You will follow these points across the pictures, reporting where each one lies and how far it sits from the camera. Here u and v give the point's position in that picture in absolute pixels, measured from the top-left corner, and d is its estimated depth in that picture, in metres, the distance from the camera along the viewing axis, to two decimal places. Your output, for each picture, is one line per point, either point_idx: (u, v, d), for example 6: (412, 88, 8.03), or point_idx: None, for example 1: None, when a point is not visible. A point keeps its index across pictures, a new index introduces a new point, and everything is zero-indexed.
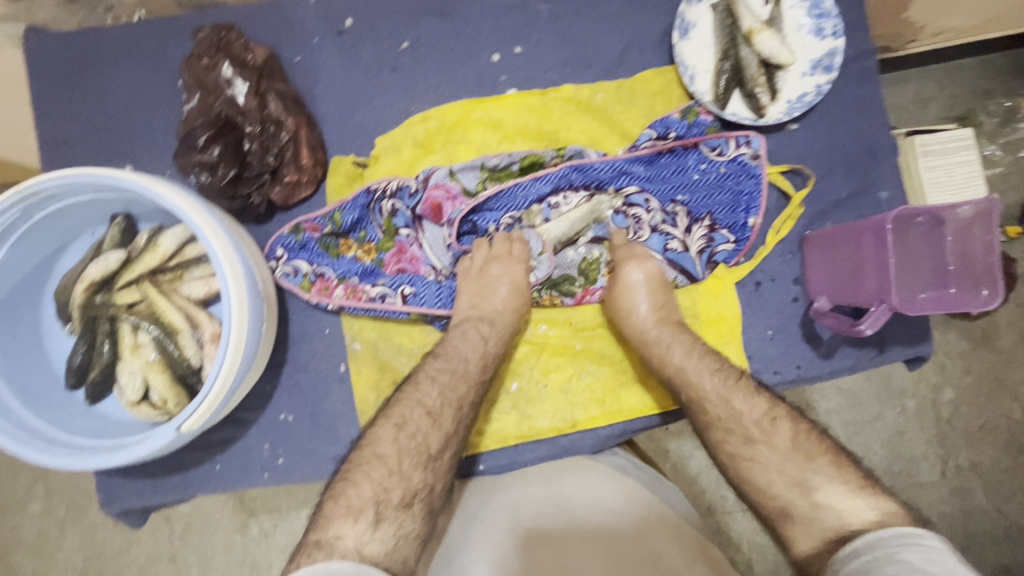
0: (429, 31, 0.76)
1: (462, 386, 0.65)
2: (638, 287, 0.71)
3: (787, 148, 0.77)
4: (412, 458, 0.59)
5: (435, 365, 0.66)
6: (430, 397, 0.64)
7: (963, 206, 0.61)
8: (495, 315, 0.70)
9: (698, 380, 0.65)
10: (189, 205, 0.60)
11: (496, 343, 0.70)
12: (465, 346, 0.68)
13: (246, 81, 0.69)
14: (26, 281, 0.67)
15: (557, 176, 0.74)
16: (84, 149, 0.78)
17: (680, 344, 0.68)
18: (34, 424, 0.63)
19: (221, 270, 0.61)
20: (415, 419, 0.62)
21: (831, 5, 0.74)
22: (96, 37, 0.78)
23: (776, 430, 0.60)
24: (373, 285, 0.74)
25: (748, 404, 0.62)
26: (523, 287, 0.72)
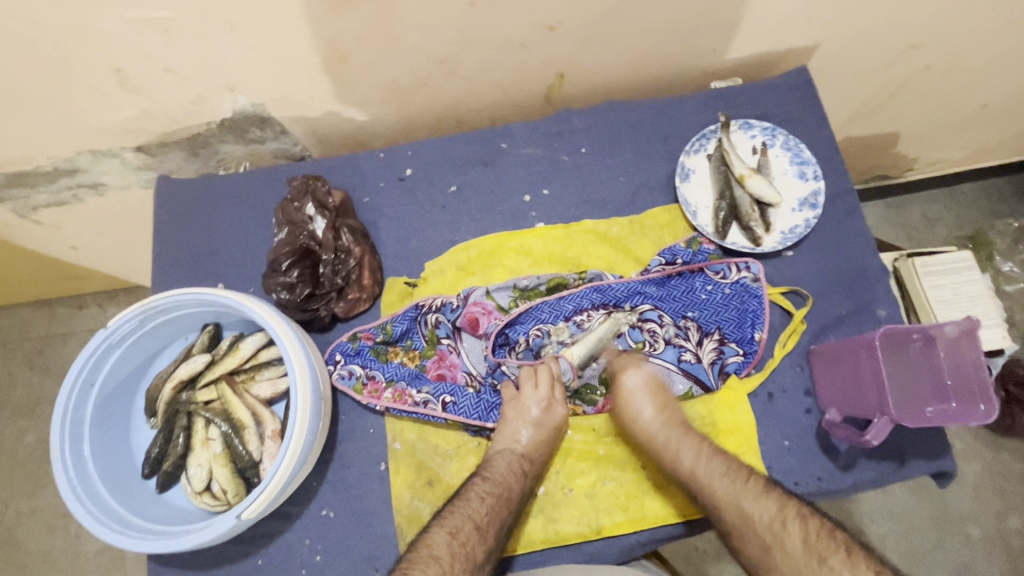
0: (473, 177, 0.93)
1: (505, 506, 0.74)
2: (637, 391, 0.80)
3: (786, 271, 0.87)
4: (461, 564, 0.68)
5: (482, 486, 0.74)
6: (479, 513, 0.72)
7: (948, 326, 0.67)
8: (533, 440, 0.78)
9: (716, 498, 0.72)
10: (279, 323, 0.73)
11: (535, 467, 0.78)
12: (508, 470, 0.76)
13: (325, 218, 0.86)
14: (127, 379, 0.79)
15: (580, 297, 0.85)
16: (189, 269, 0.95)
17: (690, 447, 0.76)
18: (114, 508, 0.71)
19: (293, 373, 0.72)
20: (464, 531, 0.70)
21: (810, 155, 0.88)
22: (210, 183, 0.98)
23: (788, 531, 0.68)
24: (418, 389, 0.83)
25: (758, 507, 0.70)
26: (562, 418, 0.81)
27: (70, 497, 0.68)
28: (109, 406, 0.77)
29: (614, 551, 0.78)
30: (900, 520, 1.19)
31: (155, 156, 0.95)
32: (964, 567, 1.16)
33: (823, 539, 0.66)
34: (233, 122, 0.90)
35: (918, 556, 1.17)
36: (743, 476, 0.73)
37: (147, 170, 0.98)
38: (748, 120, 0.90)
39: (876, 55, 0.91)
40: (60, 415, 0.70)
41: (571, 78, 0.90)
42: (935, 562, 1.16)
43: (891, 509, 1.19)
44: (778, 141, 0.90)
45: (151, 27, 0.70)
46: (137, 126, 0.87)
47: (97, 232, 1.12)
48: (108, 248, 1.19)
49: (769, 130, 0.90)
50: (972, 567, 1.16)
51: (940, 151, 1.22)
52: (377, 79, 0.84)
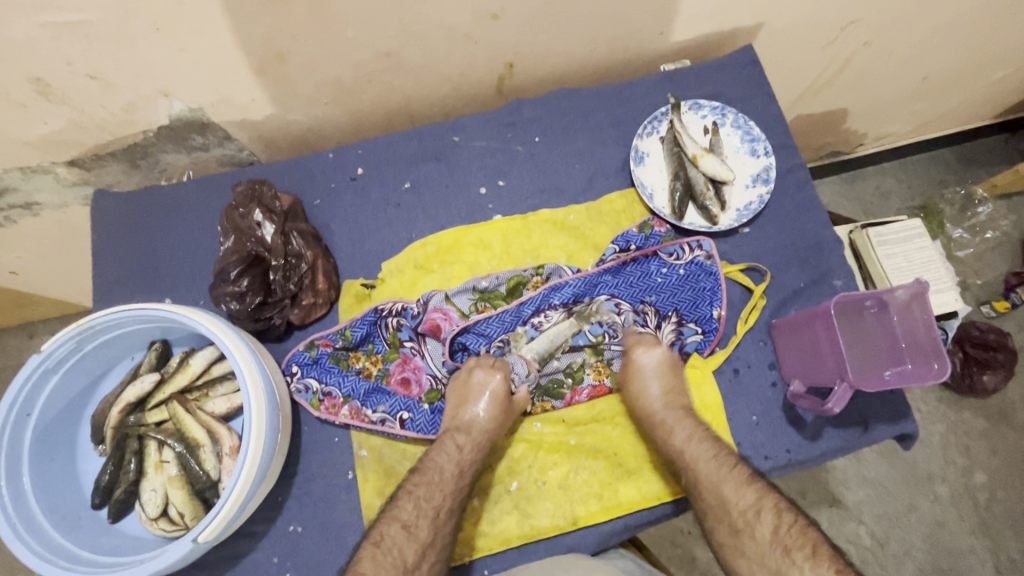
0: (427, 172, 0.91)
1: (438, 496, 0.72)
2: (649, 370, 0.79)
3: (743, 249, 0.88)
4: (388, 571, 0.65)
5: (413, 479, 0.73)
6: (406, 511, 0.70)
7: (899, 290, 0.69)
8: (472, 425, 0.76)
9: (699, 459, 0.72)
10: (215, 325, 0.69)
11: (473, 452, 0.76)
12: (441, 458, 0.74)
13: (273, 223, 0.83)
14: (70, 405, 0.75)
15: (538, 299, 0.83)
16: (134, 286, 0.91)
17: (684, 427, 0.75)
18: (59, 544, 0.67)
19: (245, 387, 0.68)
20: (392, 535, 0.68)
21: (760, 131, 0.89)
22: (151, 195, 0.94)
23: (760, 520, 0.66)
24: (374, 408, 0.80)
25: (738, 492, 0.68)
26: (502, 397, 0.78)
27: (9, 535, 0.64)
28: (51, 436, 0.73)
29: (591, 542, 0.77)
30: (874, 486, 1.22)
31: (90, 169, 0.90)
32: (938, 527, 1.19)
33: (794, 534, 0.64)
34: (171, 129, 0.86)
35: (894, 520, 1.19)
36: (729, 461, 0.71)
37: (83, 185, 0.93)
38: (697, 100, 0.91)
39: (819, 32, 0.93)
40: None
41: (520, 67, 0.89)
42: (911, 524, 1.19)
43: (865, 476, 1.22)
44: (727, 120, 0.90)
45: (69, 33, 0.66)
46: (66, 139, 0.82)
47: (36, 254, 1.06)
48: (51, 271, 1.13)
49: (719, 109, 0.90)
50: (946, 526, 1.19)
51: (887, 124, 1.26)
52: (320, 77, 0.81)
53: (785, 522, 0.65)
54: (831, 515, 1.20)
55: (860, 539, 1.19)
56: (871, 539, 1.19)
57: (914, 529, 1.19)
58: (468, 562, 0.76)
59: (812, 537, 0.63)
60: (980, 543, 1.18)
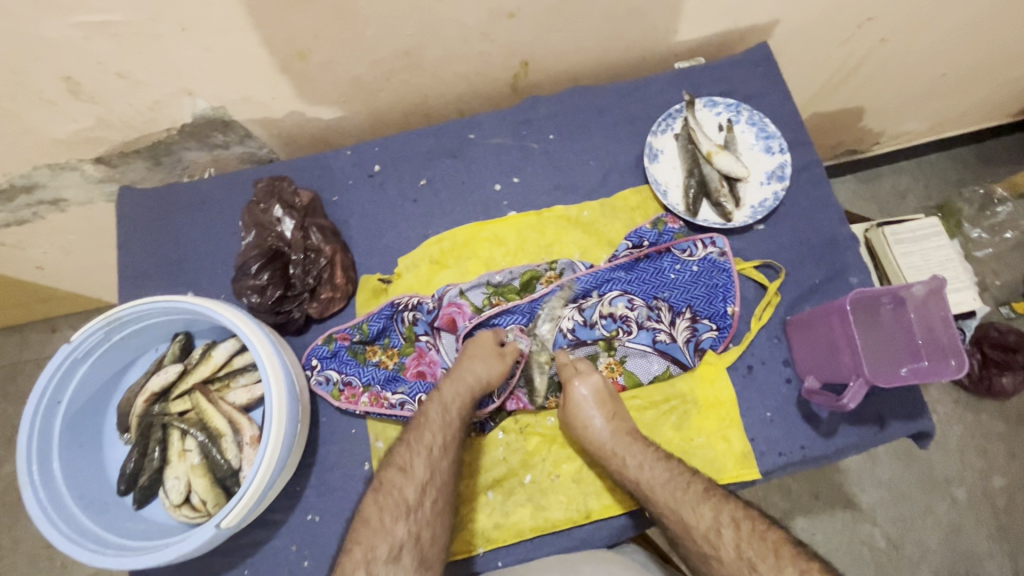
0: (442, 169, 0.92)
1: (428, 435, 0.73)
2: (585, 403, 0.77)
3: (758, 245, 0.88)
4: (392, 513, 0.69)
5: (407, 427, 0.76)
6: (400, 455, 0.73)
7: (916, 286, 0.69)
8: (454, 372, 0.78)
9: (654, 483, 0.72)
10: (229, 312, 0.71)
11: (457, 387, 0.77)
12: (428, 402, 0.76)
13: (293, 219, 0.84)
14: (96, 394, 0.77)
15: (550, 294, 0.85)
16: (158, 279, 0.93)
17: (634, 455, 0.74)
18: (88, 528, 0.69)
19: (256, 349, 0.70)
20: (391, 480, 0.71)
21: (775, 128, 0.89)
22: (175, 191, 0.96)
23: (722, 538, 0.66)
24: (394, 391, 0.82)
25: (696, 513, 0.69)
26: (479, 360, 0.78)
27: (40, 518, 0.66)
28: (79, 423, 0.75)
29: (604, 534, 0.78)
30: (888, 487, 1.20)
31: (116, 166, 0.92)
32: (953, 531, 1.18)
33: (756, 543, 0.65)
34: (194, 127, 0.88)
35: (909, 523, 1.18)
36: (683, 481, 0.71)
37: (109, 182, 0.95)
38: (712, 97, 0.91)
39: (834, 29, 0.92)
40: (25, 434, 0.68)
41: (535, 65, 0.90)
42: (926, 527, 1.18)
43: (879, 477, 1.21)
44: (743, 117, 0.90)
45: (99, 32, 0.68)
46: (94, 136, 0.84)
47: (61, 250, 1.08)
48: (75, 266, 1.16)
49: (734, 106, 0.91)
50: (962, 529, 1.18)
51: (905, 122, 1.24)
52: (339, 75, 0.82)
53: (747, 535, 0.65)
54: (844, 517, 1.19)
55: (873, 542, 1.18)
56: (885, 541, 1.18)
57: (928, 533, 1.18)
58: (482, 553, 0.78)
59: (772, 542, 0.64)
60: (997, 549, 1.17)
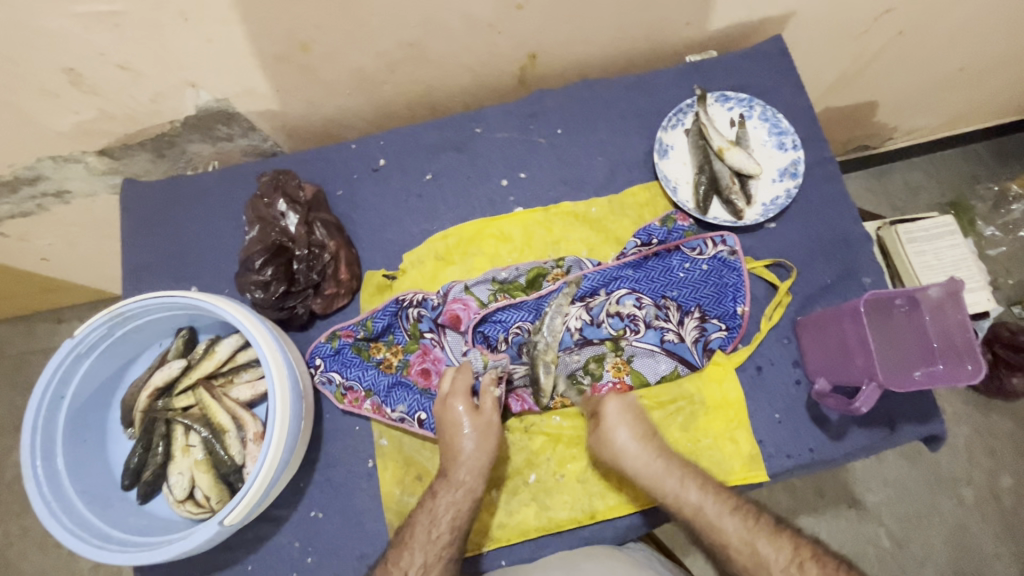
0: (448, 163, 0.91)
1: (406, 556, 0.69)
2: (616, 421, 0.75)
3: (769, 244, 0.86)
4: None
5: (395, 538, 0.72)
6: (379, 573, 0.69)
7: (932, 288, 0.68)
8: (447, 468, 0.74)
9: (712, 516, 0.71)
10: (231, 306, 0.71)
11: (448, 495, 0.73)
12: (419, 509, 0.72)
13: (297, 214, 0.83)
14: (101, 389, 0.77)
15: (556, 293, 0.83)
16: (162, 272, 0.93)
17: (694, 482, 0.72)
18: (92, 523, 0.69)
19: (253, 337, 0.70)
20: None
21: (788, 124, 0.87)
22: (179, 183, 0.95)
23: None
24: (394, 407, 0.81)
25: (773, 549, 0.68)
26: (472, 420, 0.75)
27: (45, 513, 0.66)
28: (84, 418, 0.75)
29: (609, 534, 0.78)
30: (895, 487, 1.19)
31: (119, 159, 0.92)
32: (960, 531, 1.17)
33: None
34: (198, 119, 0.87)
35: (915, 523, 1.17)
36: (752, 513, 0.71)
37: (112, 174, 0.95)
38: (724, 92, 0.89)
39: (850, 21, 0.90)
40: (29, 429, 0.68)
41: (543, 58, 0.88)
42: (932, 527, 1.17)
43: (886, 477, 1.20)
44: (755, 112, 0.88)
45: (99, 22, 0.67)
46: (97, 128, 0.84)
47: (65, 241, 1.08)
48: (79, 258, 1.16)
49: (746, 101, 0.89)
50: (969, 530, 1.17)
51: (920, 117, 1.22)
52: (343, 67, 0.81)
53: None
54: (849, 516, 1.18)
55: (879, 541, 1.17)
56: (890, 541, 1.17)
57: (935, 532, 1.17)
58: (486, 552, 0.77)
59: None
60: (1004, 550, 1.15)
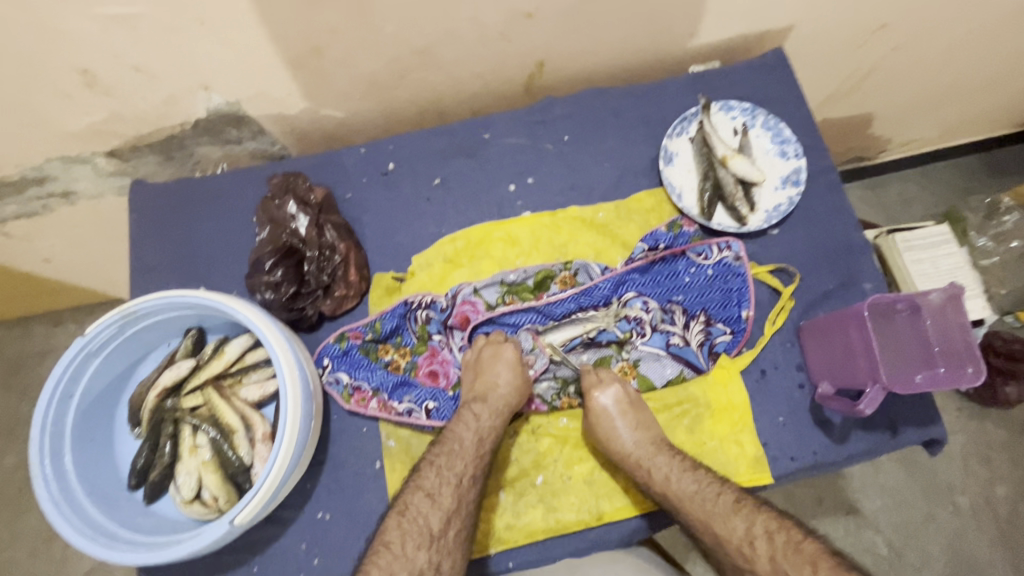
0: (456, 168, 0.92)
1: (459, 464, 0.72)
2: (605, 412, 0.77)
3: (772, 250, 0.88)
4: (414, 540, 0.67)
5: (434, 450, 0.74)
6: (429, 480, 0.71)
7: (933, 293, 0.69)
8: (488, 394, 0.77)
9: (682, 495, 0.71)
10: (240, 306, 0.71)
11: (491, 420, 0.76)
12: (461, 428, 0.75)
13: (307, 216, 0.84)
14: (108, 388, 0.77)
15: (567, 301, 0.84)
16: (170, 274, 0.93)
17: (668, 449, 0.75)
18: (100, 522, 0.69)
19: (236, 312, 0.70)
20: (416, 504, 0.69)
21: (790, 133, 0.89)
22: (187, 186, 0.96)
23: (756, 551, 0.65)
24: (401, 400, 0.82)
25: (728, 527, 0.68)
26: (515, 362, 0.80)
27: (52, 512, 0.66)
28: (92, 417, 0.75)
29: (616, 536, 0.78)
30: (891, 495, 1.20)
31: (128, 160, 0.92)
32: (954, 539, 1.18)
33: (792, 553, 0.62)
34: (208, 122, 0.88)
35: (910, 530, 1.18)
36: (713, 493, 0.70)
37: (120, 176, 0.95)
38: (728, 101, 0.91)
39: (849, 36, 0.93)
40: (39, 427, 0.68)
41: (550, 66, 0.90)
42: (929, 535, 1.18)
43: (882, 485, 1.21)
44: (758, 121, 0.90)
45: (118, 25, 0.68)
46: (108, 129, 0.84)
47: (68, 243, 1.08)
48: (82, 260, 1.15)
49: (749, 110, 0.91)
50: (964, 538, 1.18)
51: (915, 129, 1.25)
52: (354, 72, 0.82)
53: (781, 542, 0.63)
54: (847, 523, 1.19)
55: (876, 548, 1.18)
56: (888, 548, 1.18)
57: (930, 540, 1.18)
58: (492, 554, 0.77)
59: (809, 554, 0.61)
60: (998, 558, 1.17)
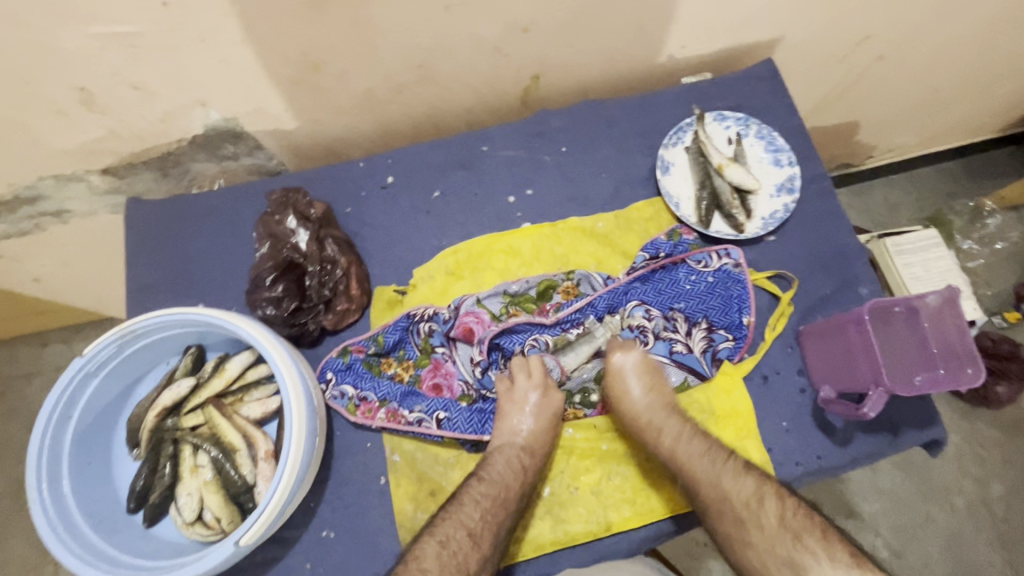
0: (455, 181, 0.92)
1: (502, 512, 0.72)
2: (627, 371, 0.80)
3: (769, 256, 0.89)
4: None
5: (478, 489, 0.73)
6: (472, 520, 0.71)
7: (929, 296, 0.70)
8: (534, 443, 0.77)
9: (690, 457, 0.74)
10: (275, 350, 0.70)
11: (537, 472, 0.76)
12: (506, 474, 0.75)
13: (307, 230, 0.84)
14: (107, 409, 0.76)
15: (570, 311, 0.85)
16: (166, 292, 0.92)
17: (676, 425, 0.77)
18: (99, 547, 0.67)
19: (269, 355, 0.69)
20: (457, 541, 0.69)
21: (783, 141, 0.91)
22: (184, 202, 0.95)
23: (764, 508, 0.69)
24: (411, 409, 0.81)
25: (737, 483, 0.71)
26: (558, 410, 0.80)
27: (50, 538, 0.64)
28: (89, 440, 0.74)
29: (624, 545, 0.78)
30: (889, 496, 1.21)
31: (123, 177, 0.91)
32: (953, 539, 1.19)
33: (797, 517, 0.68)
34: (205, 138, 0.87)
35: (910, 531, 1.19)
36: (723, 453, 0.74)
37: (115, 194, 0.94)
38: (722, 111, 0.93)
39: (835, 46, 0.95)
40: (35, 452, 0.66)
41: (546, 79, 0.91)
42: (928, 536, 1.19)
43: (880, 486, 1.22)
44: (751, 131, 0.92)
45: (117, 43, 0.67)
46: (104, 147, 0.84)
47: (60, 262, 1.06)
48: (72, 279, 1.13)
49: (742, 120, 0.93)
50: (963, 537, 1.19)
51: (900, 136, 1.28)
52: (352, 87, 0.83)
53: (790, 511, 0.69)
54: (847, 526, 1.20)
55: (877, 551, 1.18)
56: (888, 551, 1.18)
57: (930, 540, 1.18)
58: (501, 568, 0.76)
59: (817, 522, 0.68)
60: (997, 556, 1.18)
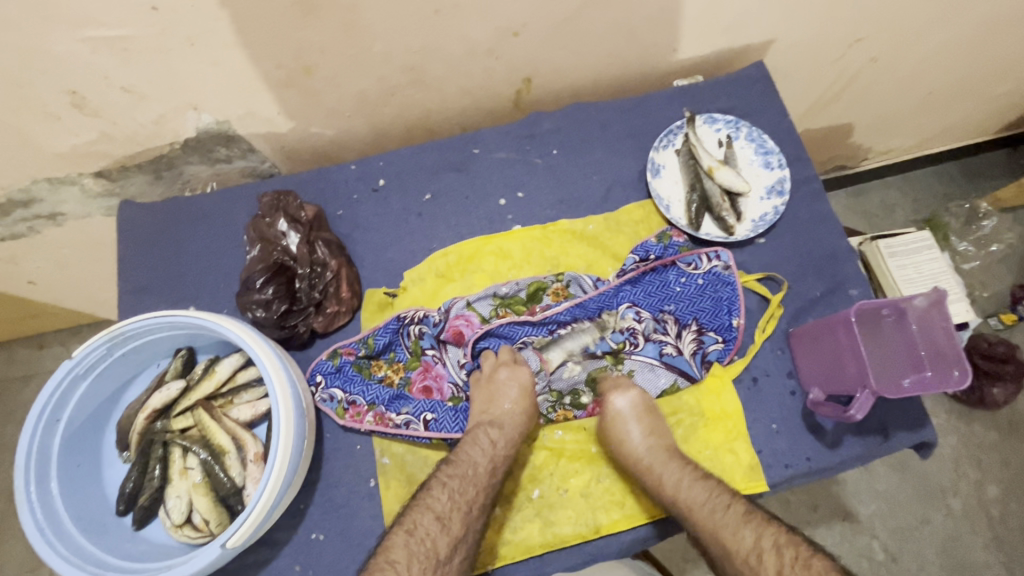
0: (446, 184, 0.93)
1: (471, 490, 0.72)
2: (625, 415, 0.79)
3: (760, 259, 0.89)
4: (420, 564, 0.66)
5: (446, 471, 0.73)
6: (440, 502, 0.71)
7: (917, 298, 0.70)
8: (504, 419, 0.78)
9: (692, 501, 0.72)
10: (236, 327, 0.70)
11: (506, 447, 0.76)
12: (474, 452, 0.75)
13: (298, 233, 0.84)
14: (96, 411, 0.76)
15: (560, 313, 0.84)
16: (159, 295, 0.92)
17: (674, 465, 0.75)
18: (87, 550, 0.67)
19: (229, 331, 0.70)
20: (425, 525, 0.69)
21: (773, 144, 0.91)
22: (177, 205, 0.95)
23: (763, 563, 0.66)
24: (398, 412, 0.81)
25: (737, 536, 0.68)
26: (529, 388, 0.81)
27: (37, 539, 0.64)
28: (78, 442, 0.74)
29: (613, 547, 0.78)
30: (885, 499, 1.21)
31: (116, 180, 0.91)
32: (949, 542, 1.18)
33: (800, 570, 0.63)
34: (198, 141, 0.88)
35: (905, 534, 1.19)
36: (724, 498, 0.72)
37: (108, 197, 0.94)
38: (712, 114, 0.93)
39: (826, 48, 0.95)
40: (23, 454, 0.66)
41: (538, 82, 0.91)
42: (923, 538, 1.19)
43: (876, 489, 1.22)
44: (742, 133, 0.92)
45: (108, 47, 0.68)
46: (97, 150, 0.84)
47: (54, 265, 1.07)
48: (67, 282, 1.14)
49: (733, 123, 0.93)
50: (958, 540, 1.18)
51: (893, 138, 1.28)
52: (344, 90, 0.83)
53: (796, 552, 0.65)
54: (842, 529, 1.19)
55: (873, 553, 1.18)
56: (884, 554, 1.18)
57: (925, 543, 1.18)
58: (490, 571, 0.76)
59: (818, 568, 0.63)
60: (993, 558, 1.17)
